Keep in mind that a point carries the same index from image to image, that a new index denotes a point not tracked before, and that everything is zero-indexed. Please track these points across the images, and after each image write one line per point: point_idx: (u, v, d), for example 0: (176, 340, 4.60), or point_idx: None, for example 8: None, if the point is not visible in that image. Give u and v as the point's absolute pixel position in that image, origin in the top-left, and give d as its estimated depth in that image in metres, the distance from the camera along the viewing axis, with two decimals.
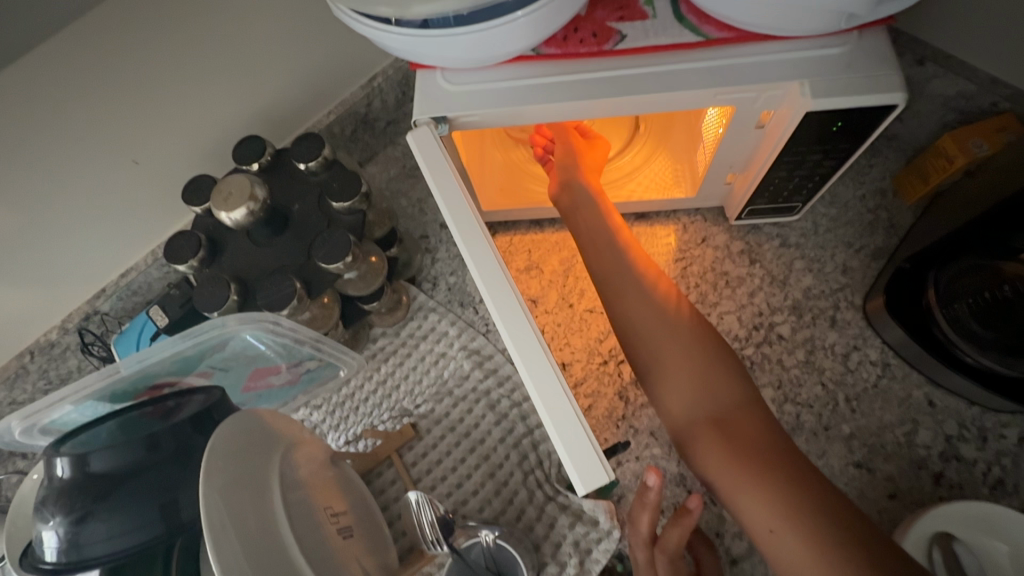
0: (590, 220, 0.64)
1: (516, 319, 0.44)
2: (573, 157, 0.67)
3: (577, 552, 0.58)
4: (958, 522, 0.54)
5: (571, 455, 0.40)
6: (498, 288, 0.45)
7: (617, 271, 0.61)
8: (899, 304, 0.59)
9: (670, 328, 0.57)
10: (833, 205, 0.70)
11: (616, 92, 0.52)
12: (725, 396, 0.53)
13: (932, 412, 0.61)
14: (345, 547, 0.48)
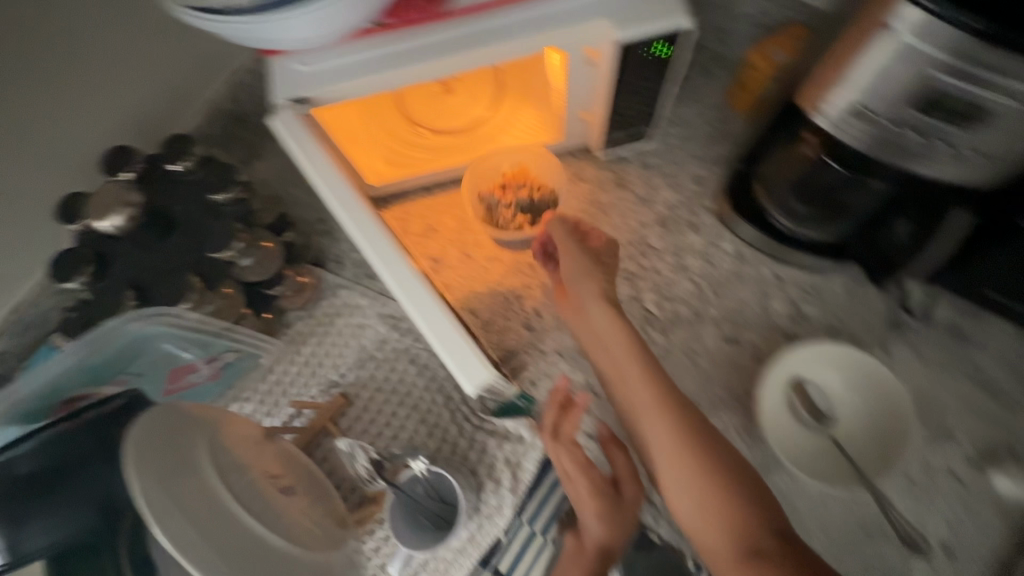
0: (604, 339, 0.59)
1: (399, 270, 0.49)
2: (583, 267, 0.61)
3: (509, 467, 0.67)
4: (801, 366, 0.66)
5: (458, 363, 0.46)
6: (383, 249, 0.50)
7: (617, 361, 0.58)
8: (736, 193, 0.72)
9: (712, 485, 0.51)
10: (679, 125, 0.81)
11: (458, 49, 0.56)
12: (741, 518, 0.49)
13: (779, 284, 0.72)
14: (286, 503, 0.55)
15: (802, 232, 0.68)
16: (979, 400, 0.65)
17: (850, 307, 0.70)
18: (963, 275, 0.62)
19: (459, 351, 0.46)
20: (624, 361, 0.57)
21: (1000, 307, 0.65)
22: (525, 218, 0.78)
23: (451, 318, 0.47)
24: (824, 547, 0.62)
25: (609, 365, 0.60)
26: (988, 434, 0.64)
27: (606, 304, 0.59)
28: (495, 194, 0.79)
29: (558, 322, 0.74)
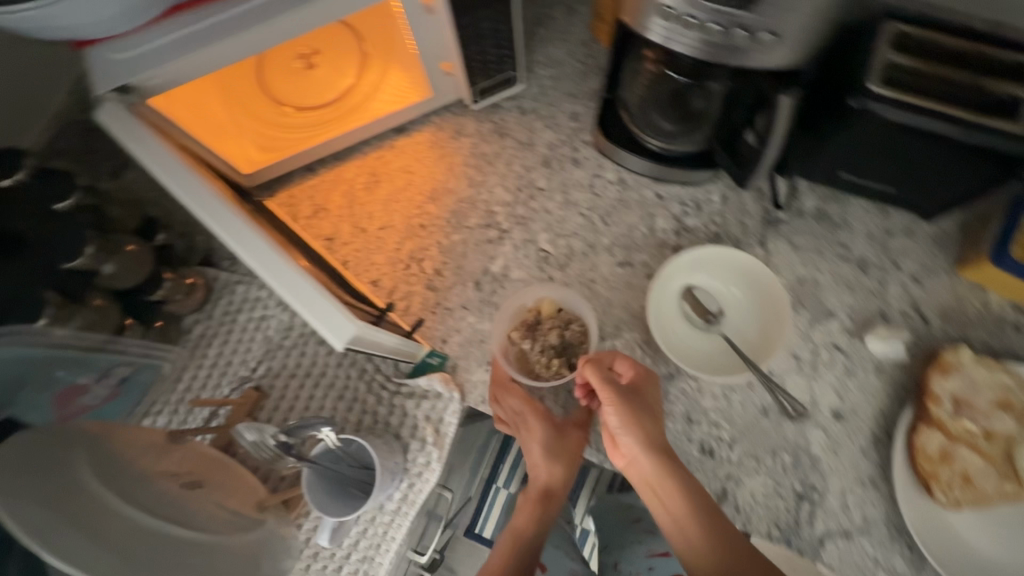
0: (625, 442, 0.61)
1: (257, 245, 0.48)
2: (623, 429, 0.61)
3: (430, 423, 0.68)
4: (684, 275, 0.70)
5: (323, 321, 0.45)
6: (238, 230, 0.48)
7: (643, 470, 0.61)
8: (607, 123, 0.74)
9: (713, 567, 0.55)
10: (551, 65, 0.82)
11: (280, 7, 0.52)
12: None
13: (661, 203, 0.75)
14: (191, 496, 0.55)
15: (672, 147, 0.70)
16: (850, 276, 0.70)
17: (729, 213, 0.74)
18: (814, 156, 0.68)
19: (320, 311, 0.46)
20: (679, 504, 0.58)
21: (853, 184, 0.70)
22: (562, 361, 0.68)
23: (308, 283, 0.47)
24: (731, 436, 0.66)
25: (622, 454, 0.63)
26: (862, 305, 0.69)
27: (620, 413, 0.61)
28: (526, 338, 0.69)
29: (459, 277, 0.75)
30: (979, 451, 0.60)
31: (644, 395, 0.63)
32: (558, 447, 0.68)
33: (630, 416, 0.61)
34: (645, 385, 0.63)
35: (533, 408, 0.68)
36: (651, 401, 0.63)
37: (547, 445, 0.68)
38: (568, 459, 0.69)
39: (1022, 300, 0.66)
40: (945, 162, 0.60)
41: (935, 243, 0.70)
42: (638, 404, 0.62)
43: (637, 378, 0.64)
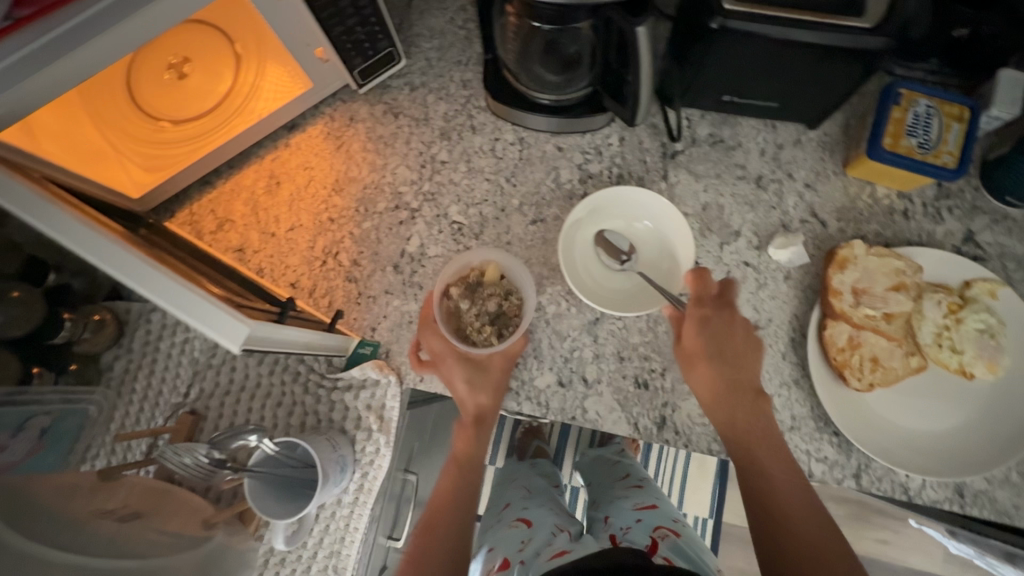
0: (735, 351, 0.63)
1: (130, 264, 0.45)
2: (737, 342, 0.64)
3: (373, 412, 0.69)
4: (592, 224, 0.71)
5: (212, 327, 0.45)
6: (109, 251, 0.46)
7: (742, 377, 0.63)
8: (496, 87, 0.73)
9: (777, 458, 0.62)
10: (433, 36, 0.81)
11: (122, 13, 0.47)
12: (829, 549, 0.56)
13: (563, 155, 0.76)
14: (127, 530, 0.54)
15: (563, 99, 0.71)
16: (750, 194, 0.73)
17: (629, 153, 0.75)
18: (696, 84, 0.70)
19: (200, 313, 0.45)
20: (746, 427, 0.62)
21: (740, 106, 0.73)
22: (493, 330, 0.64)
23: (180, 284, 0.45)
24: (662, 365, 0.69)
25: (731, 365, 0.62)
26: (764, 219, 0.72)
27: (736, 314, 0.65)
28: (463, 298, 0.65)
29: (377, 264, 0.74)
30: (882, 334, 0.64)
31: (732, 325, 0.64)
32: (479, 378, 0.67)
33: (704, 347, 0.63)
34: (732, 313, 0.65)
35: (453, 351, 0.66)
36: (728, 333, 0.64)
37: (469, 377, 0.66)
38: (493, 389, 0.67)
39: (905, 188, 0.70)
40: (811, 69, 0.62)
41: (823, 149, 0.73)
42: (712, 335, 0.63)
43: (728, 301, 0.65)
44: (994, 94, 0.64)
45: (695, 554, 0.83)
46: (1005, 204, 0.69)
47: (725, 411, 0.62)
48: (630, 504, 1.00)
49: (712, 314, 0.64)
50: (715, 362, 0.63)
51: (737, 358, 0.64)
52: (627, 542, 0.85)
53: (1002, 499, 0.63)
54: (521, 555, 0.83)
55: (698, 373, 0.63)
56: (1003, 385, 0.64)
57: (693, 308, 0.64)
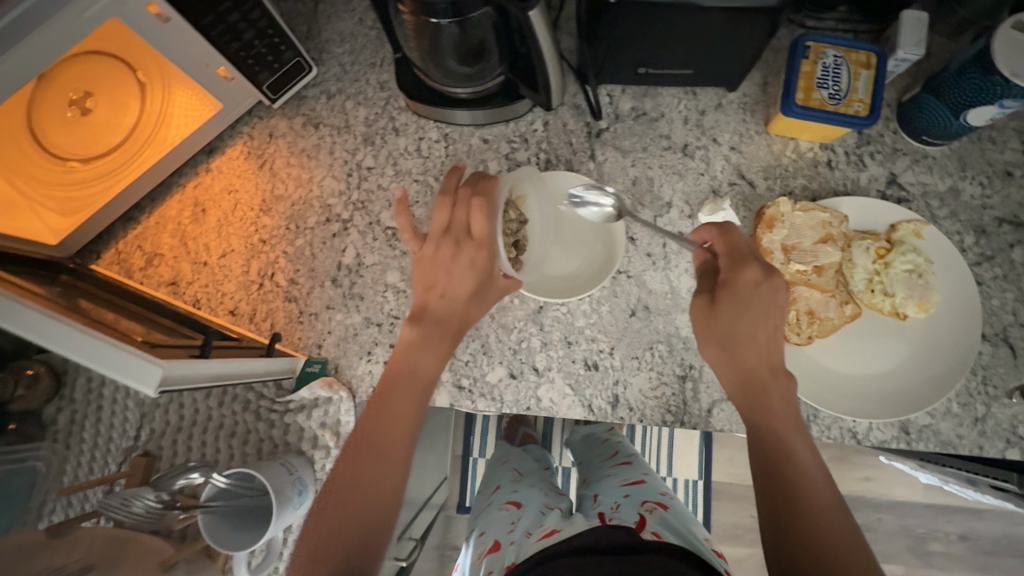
0: (776, 322, 0.59)
1: (29, 319, 0.44)
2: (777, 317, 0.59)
3: (328, 429, 0.69)
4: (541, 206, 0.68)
5: (124, 372, 0.44)
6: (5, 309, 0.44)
7: (772, 351, 0.59)
8: (410, 86, 0.71)
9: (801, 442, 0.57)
10: (344, 40, 0.78)
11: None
12: (849, 545, 0.51)
13: (489, 146, 0.75)
14: None
15: (483, 87, 0.69)
16: (678, 163, 0.73)
17: (554, 137, 0.75)
18: (610, 59, 0.69)
19: (112, 360, 0.44)
20: (776, 409, 0.58)
21: (657, 77, 0.72)
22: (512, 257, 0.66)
23: (87, 333, 0.44)
24: (610, 345, 0.69)
25: (762, 335, 0.58)
26: (693, 187, 0.72)
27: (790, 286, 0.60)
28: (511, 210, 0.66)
29: (315, 280, 0.73)
30: (815, 287, 0.66)
31: (776, 295, 0.58)
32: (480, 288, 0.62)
33: (733, 312, 0.58)
34: (780, 281, 0.59)
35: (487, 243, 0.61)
36: (772, 304, 0.58)
37: (481, 275, 0.62)
38: (487, 306, 0.64)
39: (826, 139, 0.70)
40: (717, 31, 0.61)
41: (744, 110, 0.74)
42: (750, 297, 0.58)
43: (774, 267, 0.59)
44: (899, 37, 0.65)
45: (688, 527, 0.71)
46: (923, 144, 0.70)
47: (753, 383, 0.59)
48: (618, 480, 0.89)
49: (757, 276, 0.58)
50: (747, 329, 0.58)
51: (773, 335, 0.58)
52: (614, 518, 0.73)
53: (946, 431, 0.65)
54: (513, 537, 0.73)
55: (723, 338, 0.59)
56: (935, 321, 0.65)
57: (729, 267, 0.59)
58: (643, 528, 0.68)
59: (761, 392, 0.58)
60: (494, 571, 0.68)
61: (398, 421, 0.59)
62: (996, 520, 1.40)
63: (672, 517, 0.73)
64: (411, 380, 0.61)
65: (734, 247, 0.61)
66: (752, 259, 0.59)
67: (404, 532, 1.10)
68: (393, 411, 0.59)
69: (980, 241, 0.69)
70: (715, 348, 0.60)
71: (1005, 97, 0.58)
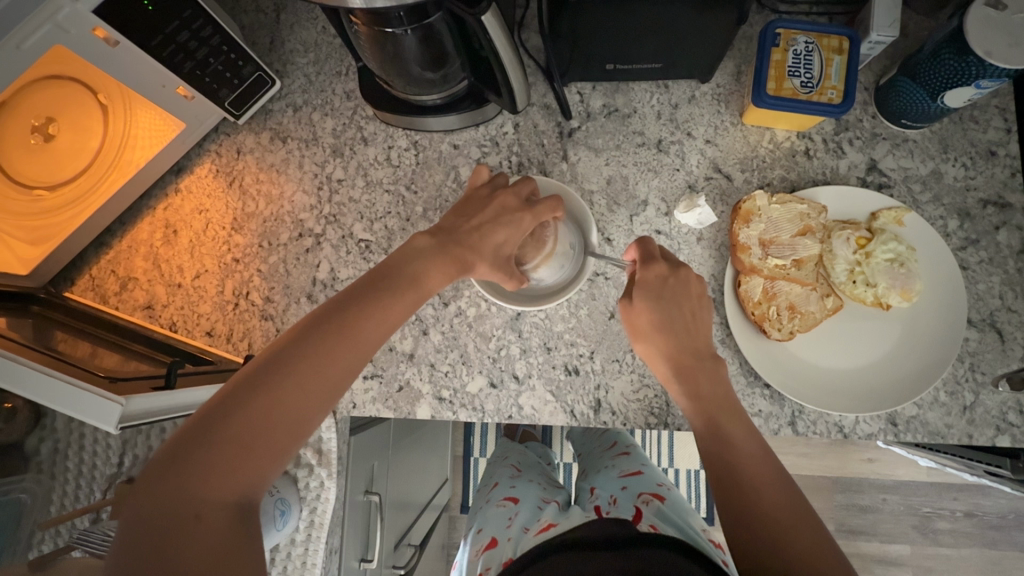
0: (688, 316, 0.61)
1: None
2: (686, 310, 0.61)
3: (310, 445, 0.68)
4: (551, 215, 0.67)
5: (78, 407, 0.43)
6: None
7: (690, 341, 0.60)
8: (375, 95, 0.69)
9: (737, 426, 0.56)
10: (308, 50, 0.77)
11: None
12: (799, 523, 0.49)
13: (460, 152, 0.74)
14: None
15: (452, 92, 0.67)
16: (653, 159, 0.71)
17: (525, 139, 0.73)
18: (577, 56, 0.67)
19: (69, 398, 0.43)
20: (706, 394, 0.58)
21: (628, 72, 0.70)
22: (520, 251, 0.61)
23: (44, 371, 0.44)
24: (590, 348, 0.68)
25: (681, 327, 0.60)
26: (669, 183, 0.71)
27: (699, 280, 0.63)
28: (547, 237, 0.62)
29: (290, 297, 0.72)
30: (795, 281, 0.64)
31: (688, 286, 0.62)
32: (507, 241, 0.60)
33: (653, 302, 0.60)
34: (684, 274, 0.62)
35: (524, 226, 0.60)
36: (685, 293, 0.61)
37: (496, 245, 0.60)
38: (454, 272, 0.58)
39: (803, 128, 0.68)
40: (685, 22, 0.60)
41: (718, 101, 0.72)
42: (662, 290, 0.61)
43: (679, 262, 0.63)
44: (872, 19, 0.63)
45: (687, 519, 0.69)
46: (903, 128, 0.68)
47: (685, 373, 0.59)
48: (616, 472, 0.84)
49: (664, 271, 0.61)
50: (670, 318, 0.60)
51: (692, 324, 0.61)
52: (612, 512, 0.69)
53: (934, 421, 0.64)
54: (510, 531, 0.68)
55: (654, 328, 0.60)
56: (918, 311, 0.64)
57: (641, 266, 0.62)
58: (640, 520, 0.65)
59: (690, 381, 0.59)
60: (490, 566, 0.64)
61: (379, 327, 0.52)
62: (1001, 496, 1.39)
63: (670, 508, 0.71)
64: (416, 281, 0.55)
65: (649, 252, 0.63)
66: (660, 256, 0.63)
67: (404, 539, 1.11)
68: (386, 311, 0.53)
69: (964, 224, 0.67)
70: (647, 341, 0.61)
71: (980, 77, 0.56)
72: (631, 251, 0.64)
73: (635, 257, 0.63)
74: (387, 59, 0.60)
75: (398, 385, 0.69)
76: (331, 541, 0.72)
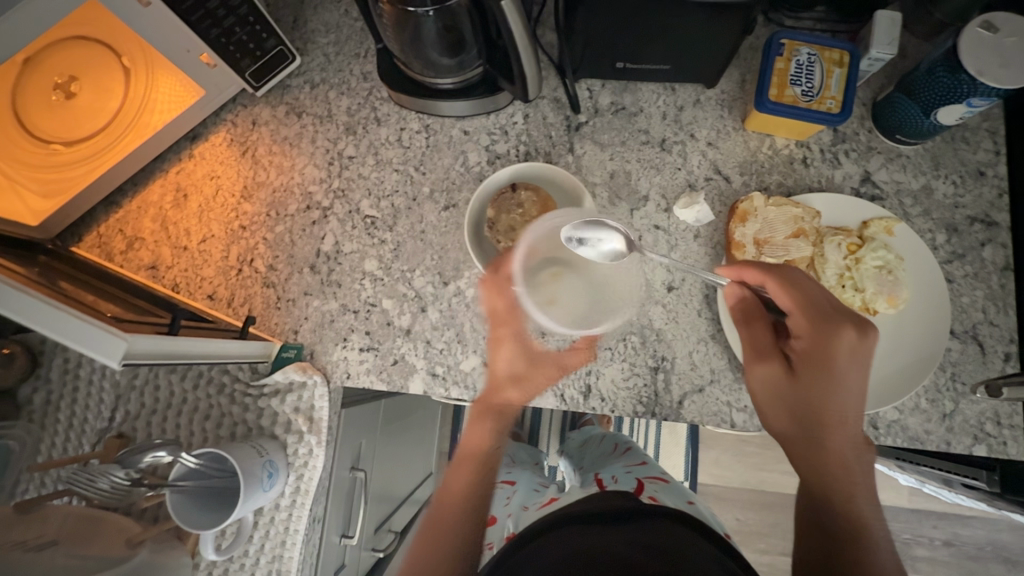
0: (848, 376, 0.56)
1: None
2: (853, 367, 0.55)
3: (301, 413, 0.70)
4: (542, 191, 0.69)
5: (79, 340, 0.44)
6: None
7: (838, 405, 0.57)
8: (391, 76, 0.71)
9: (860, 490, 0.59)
10: (330, 31, 0.79)
11: None
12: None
13: (469, 138, 0.76)
14: (35, 557, 0.54)
15: (466, 78, 0.69)
16: (655, 158, 0.74)
17: (533, 129, 0.75)
18: (590, 53, 0.70)
19: (74, 331, 0.44)
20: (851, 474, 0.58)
21: (636, 72, 0.73)
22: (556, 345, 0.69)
23: (51, 304, 0.44)
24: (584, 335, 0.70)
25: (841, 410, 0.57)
26: (670, 181, 0.73)
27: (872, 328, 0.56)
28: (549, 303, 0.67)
29: (294, 266, 0.74)
30: None
31: (862, 341, 0.55)
32: (525, 373, 0.67)
33: (827, 383, 0.55)
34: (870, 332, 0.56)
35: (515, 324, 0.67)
36: (848, 350, 0.55)
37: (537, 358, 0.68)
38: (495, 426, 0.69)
39: (802, 137, 0.71)
40: (696, 26, 0.62)
41: (721, 106, 0.74)
42: (842, 370, 0.55)
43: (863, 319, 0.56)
44: (873, 36, 0.65)
45: (686, 495, 0.71)
46: (897, 143, 0.71)
47: (839, 462, 0.58)
48: (621, 463, 0.85)
49: (851, 342, 0.55)
50: (840, 403, 0.57)
51: (846, 379, 0.56)
52: (612, 485, 0.70)
53: (913, 426, 0.65)
54: (509, 507, 0.71)
55: (796, 410, 0.57)
56: (906, 317, 0.66)
57: (827, 333, 0.54)
58: (641, 492, 0.66)
59: (817, 460, 0.59)
60: (492, 543, 0.66)
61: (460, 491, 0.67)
62: (980, 526, 1.40)
63: (673, 487, 0.72)
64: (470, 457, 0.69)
65: (818, 304, 0.56)
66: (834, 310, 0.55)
67: (384, 524, 1.11)
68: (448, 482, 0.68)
69: (951, 239, 0.69)
70: (782, 416, 0.59)
71: (972, 95, 0.59)
72: (727, 295, 0.63)
73: (787, 307, 0.56)
74: (408, 40, 0.62)
75: (393, 359, 0.71)
76: (316, 510, 0.72)
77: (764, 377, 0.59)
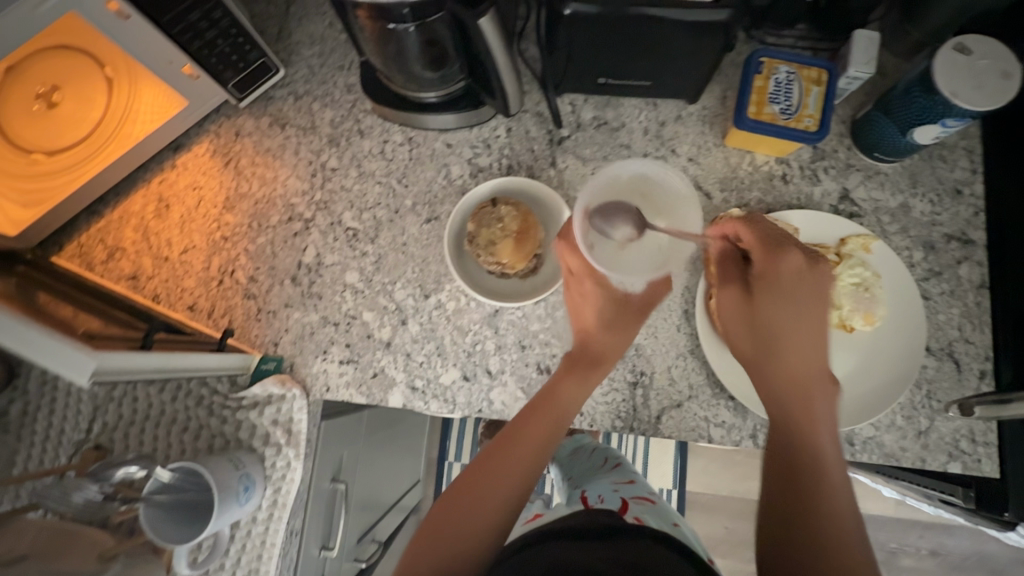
0: (800, 299, 0.56)
1: None
2: (806, 295, 0.56)
3: (280, 426, 0.69)
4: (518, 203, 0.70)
5: (48, 357, 0.44)
6: None
7: (789, 329, 0.57)
8: (374, 89, 0.72)
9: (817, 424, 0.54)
10: (314, 43, 0.79)
11: None
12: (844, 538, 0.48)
13: (452, 151, 0.76)
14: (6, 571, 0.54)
15: (449, 92, 0.70)
16: None
17: (516, 143, 0.76)
18: (572, 69, 0.70)
19: (44, 349, 0.44)
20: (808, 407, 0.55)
21: (618, 87, 0.73)
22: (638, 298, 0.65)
23: (22, 321, 0.44)
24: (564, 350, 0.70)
25: (788, 328, 0.56)
26: None
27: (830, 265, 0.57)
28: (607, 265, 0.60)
29: (275, 278, 0.74)
30: None
31: (818, 274, 0.56)
32: (617, 318, 0.65)
33: (773, 299, 0.56)
34: (822, 266, 0.57)
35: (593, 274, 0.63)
36: (800, 277, 0.56)
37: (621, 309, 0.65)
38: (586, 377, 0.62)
39: (782, 153, 0.71)
40: (675, 44, 0.63)
41: (703, 122, 0.75)
42: (790, 286, 0.56)
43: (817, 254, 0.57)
44: (852, 55, 0.66)
45: (670, 516, 0.70)
46: (875, 161, 0.72)
47: (787, 379, 0.56)
48: (609, 480, 0.85)
49: (799, 263, 0.56)
50: (787, 322, 0.57)
51: (802, 306, 0.56)
52: (597, 504, 0.70)
53: (889, 443, 0.66)
54: None
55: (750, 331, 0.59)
56: (883, 334, 0.66)
57: (770, 254, 0.56)
58: (626, 512, 0.66)
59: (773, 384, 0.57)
60: None
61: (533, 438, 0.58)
62: (965, 536, 1.40)
63: (658, 508, 0.72)
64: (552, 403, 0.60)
65: (765, 236, 0.58)
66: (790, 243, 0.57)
67: (369, 533, 1.11)
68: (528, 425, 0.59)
69: (928, 257, 0.70)
70: (741, 333, 0.60)
71: (946, 116, 0.59)
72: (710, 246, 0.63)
73: (748, 243, 0.59)
74: (389, 55, 0.62)
75: (372, 371, 0.71)
76: (293, 523, 0.72)
77: (726, 300, 0.61)
